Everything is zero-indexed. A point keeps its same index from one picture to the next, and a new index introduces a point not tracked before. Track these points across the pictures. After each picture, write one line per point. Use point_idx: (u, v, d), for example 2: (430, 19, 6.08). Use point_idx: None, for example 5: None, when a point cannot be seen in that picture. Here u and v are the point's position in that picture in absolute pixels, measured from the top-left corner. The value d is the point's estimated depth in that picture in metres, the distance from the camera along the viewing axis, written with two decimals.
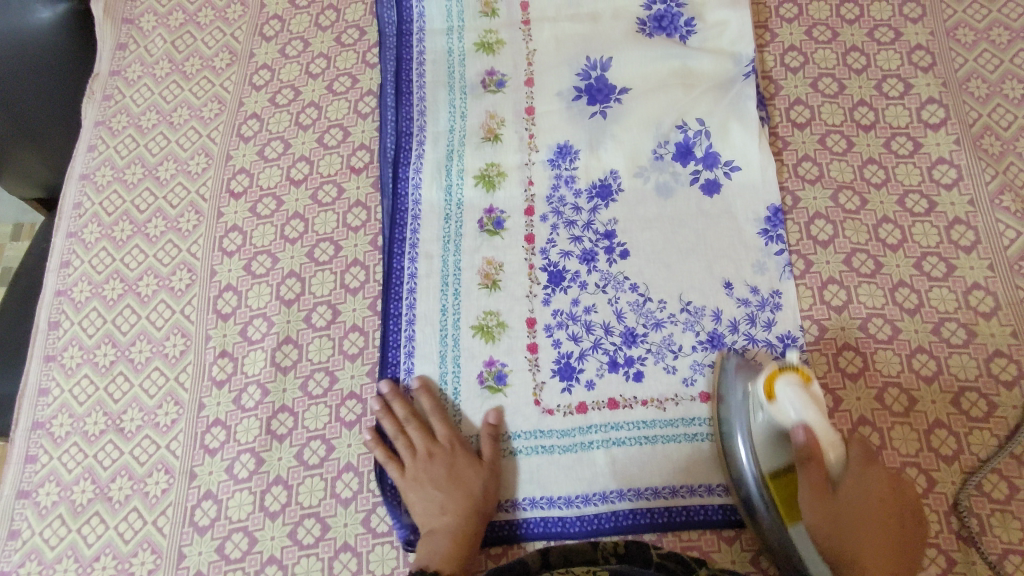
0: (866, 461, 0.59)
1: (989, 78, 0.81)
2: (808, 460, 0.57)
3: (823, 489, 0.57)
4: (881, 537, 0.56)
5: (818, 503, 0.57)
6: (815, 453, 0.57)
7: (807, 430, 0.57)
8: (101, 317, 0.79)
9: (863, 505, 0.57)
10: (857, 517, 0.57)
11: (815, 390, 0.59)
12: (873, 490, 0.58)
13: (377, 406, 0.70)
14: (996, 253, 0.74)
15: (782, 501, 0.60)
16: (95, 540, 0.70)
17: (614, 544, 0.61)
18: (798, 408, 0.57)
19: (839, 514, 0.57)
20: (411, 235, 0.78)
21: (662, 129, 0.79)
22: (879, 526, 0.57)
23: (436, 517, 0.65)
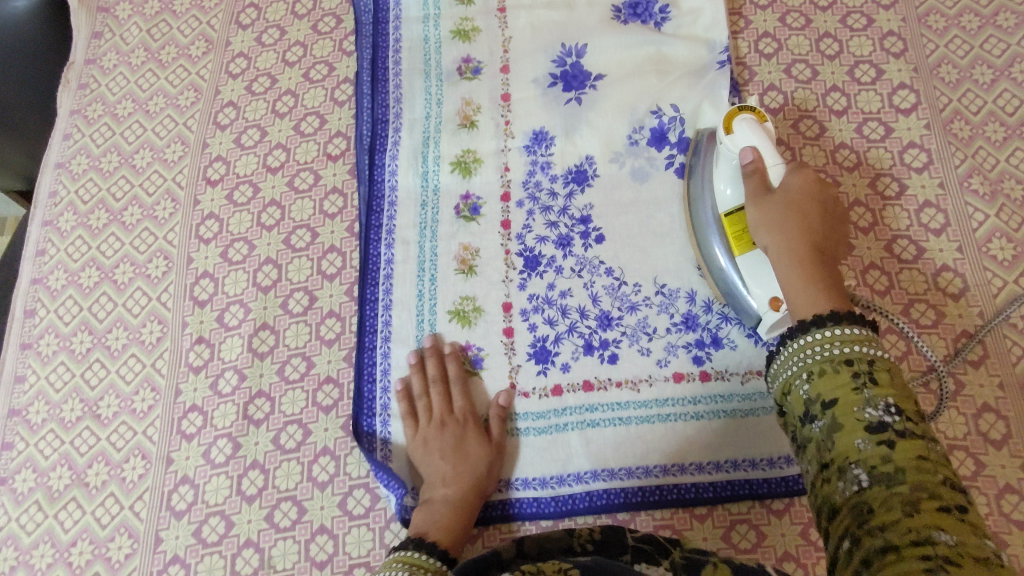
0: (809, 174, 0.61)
1: (959, 64, 0.82)
2: (750, 171, 0.62)
3: (761, 196, 0.61)
4: (805, 232, 0.58)
5: (759, 210, 0.60)
6: (757, 167, 0.62)
7: (754, 153, 0.62)
8: (77, 305, 0.79)
9: (799, 207, 0.59)
10: (795, 219, 0.58)
11: (768, 127, 0.64)
12: (814, 198, 0.59)
13: (411, 361, 0.72)
14: (965, 235, 0.75)
15: (732, 233, 0.66)
16: (71, 526, 0.70)
17: (589, 531, 0.61)
18: (747, 135, 0.63)
19: (775, 207, 0.59)
20: (388, 221, 0.78)
21: (637, 115, 0.80)
22: (807, 224, 0.58)
23: (438, 486, 0.66)
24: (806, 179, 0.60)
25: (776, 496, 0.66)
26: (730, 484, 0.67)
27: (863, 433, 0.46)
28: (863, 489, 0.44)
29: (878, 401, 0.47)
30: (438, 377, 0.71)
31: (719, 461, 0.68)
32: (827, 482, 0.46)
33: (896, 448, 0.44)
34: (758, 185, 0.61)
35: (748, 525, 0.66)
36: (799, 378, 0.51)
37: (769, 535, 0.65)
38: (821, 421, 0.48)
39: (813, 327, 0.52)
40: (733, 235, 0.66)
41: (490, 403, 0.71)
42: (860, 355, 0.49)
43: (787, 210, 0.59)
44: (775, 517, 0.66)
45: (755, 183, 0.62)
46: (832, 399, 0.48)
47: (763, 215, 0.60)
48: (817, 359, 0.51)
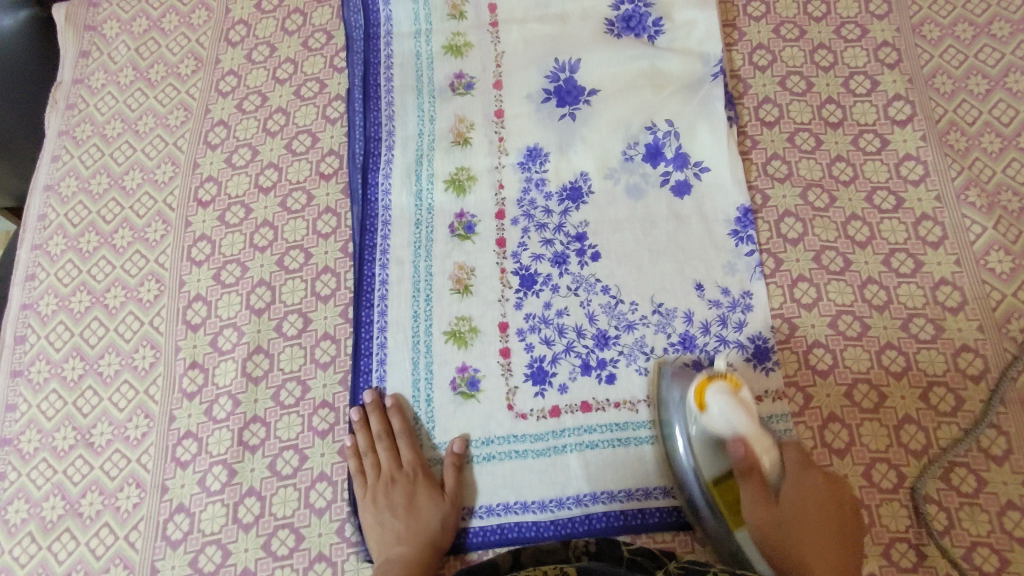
0: (800, 465, 0.61)
1: (953, 74, 0.82)
2: (745, 471, 0.59)
3: (764, 503, 0.59)
4: (824, 538, 0.58)
5: (766, 516, 0.59)
6: (751, 463, 0.59)
7: (742, 443, 0.59)
8: (68, 330, 0.78)
9: (802, 505, 0.60)
10: (807, 529, 0.59)
11: (744, 397, 0.61)
12: (811, 496, 0.60)
13: (355, 417, 0.70)
14: (963, 248, 0.74)
15: (728, 510, 0.62)
16: (66, 557, 0.69)
17: (585, 543, 0.63)
18: (728, 421, 0.60)
19: (779, 526, 0.59)
20: (382, 241, 0.77)
21: (632, 131, 0.79)
22: (826, 525, 0.59)
23: (391, 546, 0.65)
24: (800, 476, 0.61)
25: None
26: None
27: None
28: None
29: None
30: (384, 433, 0.69)
31: None
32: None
33: None
34: (756, 486, 0.59)
35: None
36: None
37: None
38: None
39: None
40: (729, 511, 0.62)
41: (444, 454, 0.70)
42: None
43: (795, 520, 0.59)
44: None
45: (753, 483, 0.59)
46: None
47: (771, 525, 0.58)
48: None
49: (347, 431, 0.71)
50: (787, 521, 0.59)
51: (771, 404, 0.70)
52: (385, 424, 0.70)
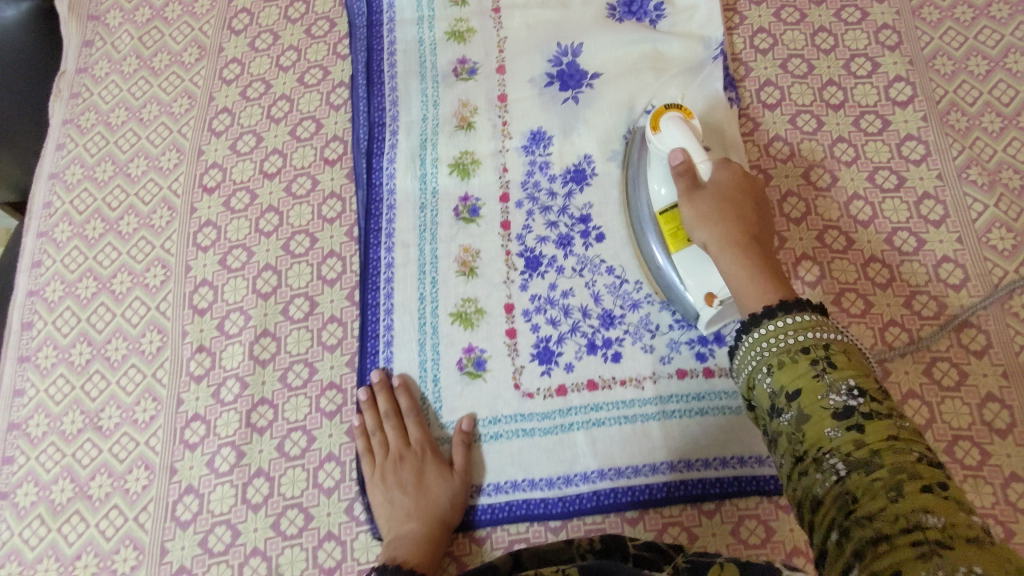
0: (733, 168, 0.62)
1: (954, 55, 0.82)
2: (681, 174, 0.60)
3: (693, 194, 0.60)
4: (739, 220, 0.59)
5: (696, 207, 0.60)
6: (689, 168, 0.60)
7: (685, 155, 0.61)
8: (75, 316, 0.79)
9: (729, 204, 0.59)
10: (734, 209, 0.59)
11: (695, 125, 0.63)
12: (737, 190, 0.60)
13: (362, 396, 0.71)
14: (965, 226, 0.75)
15: (669, 229, 0.65)
16: (75, 539, 0.69)
17: (590, 542, 0.62)
18: (678, 139, 0.61)
19: (708, 208, 0.59)
20: (387, 225, 0.78)
21: (634, 114, 0.80)
22: (742, 212, 0.59)
23: (402, 522, 0.65)
24: (729, 174, 0.61)
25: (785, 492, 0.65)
26: (737, 480, 0.66)
27: (832, 422, 0.45)
28: (852, 494, 0.42)
29: (840, 388, 0.46)
30: (392, 411, 0.70)
31: (726, 457, 0.67)
32: (806, 470, 0.46)
33: (866, 439, 0.44)
34: (690, 185, 0.60)
35: (757, 521, 0.65)
36: (759, 373, 0.51)
37: (778, 530, 0.65)
38: (790, 416, 0.48)
39: (763, 318, 0.52)
40: (670, 234, 0.65)
41: (451, 433, 0.71)
42: (809, 339, 0.49)
43: (717, 209, 0.59)
44: (784, 511, 0.65)
45: (686, 182, 0.60)
46: (795, 390, 0.48)
47: (696, 212, 0.59)
48: (787, 347, 0.50)
49: (355, 411, 0.71)
50: (710, 209, 0.59)
51: None
52: (392, 403, 0.71)
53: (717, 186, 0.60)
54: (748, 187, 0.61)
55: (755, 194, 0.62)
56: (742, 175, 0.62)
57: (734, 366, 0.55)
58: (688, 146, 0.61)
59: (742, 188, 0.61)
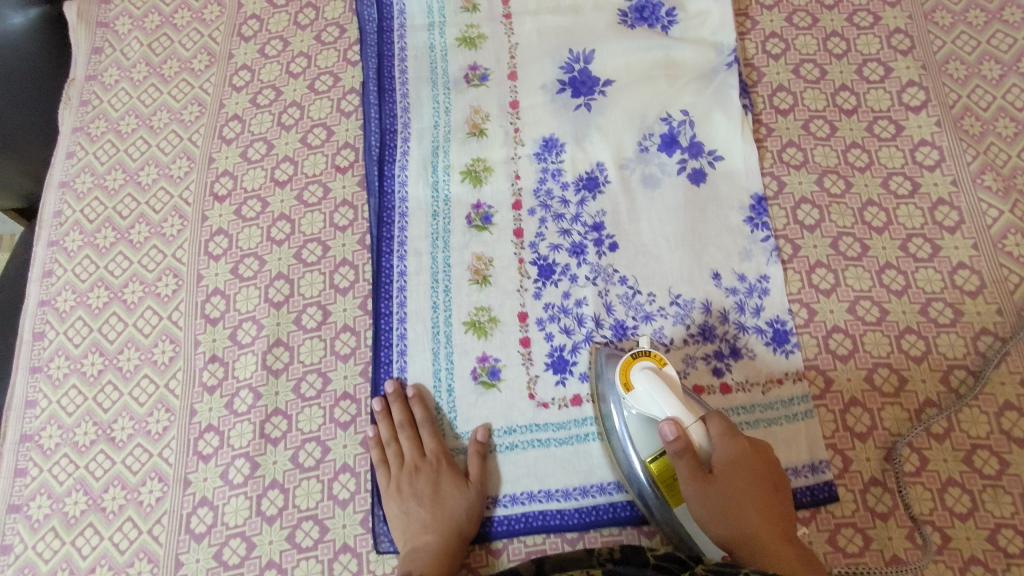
0: (733, 434, 0.59)
1: (967, 59, 0.82)
2: (679, 450, 0.58)
3: (701, 480, 0.58)
4: (757, 497, 0.58)
5: (704, 496, 0.58)
6: (684, 441, 0.58)
7: (675, 424, 0.58)
8: (87, 326, 0.78)
9: (742, 480, 0.58)
10: (739, 505, 0.58)
11: (669, 371, 0.62)
12: (747, 464, 0.58)
13: (377, 407, 0.70)
14: (980, 233, 0.74)
15: (664, 483, 0.62)
16: (89, 552, 0.69)
17: (608, 551, 0.61)
18: (660, 399, 0.59)
19: (716, 502, 0.58)
20: (400, 232, 0.77)
21: (647, 122, 0.79)
22: (761, 500, 0.58)
23: (418, 535, 0.65)
24: (733, 444, 0.58)
25: (802, 505, 0.66)
26: None
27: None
28: None
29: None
30: (406, 422, 0.70)
31: None
32: None
33: None
34: (694, 465, 0.58)
35: None
36: None
37: None
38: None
39: None
40: (667, 488, 0.62)
41: (467, 443, 0.70)
42: None
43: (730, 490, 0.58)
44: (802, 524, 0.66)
45: (687, 463, 0.58)
46: None
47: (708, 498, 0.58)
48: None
49: (370, 422, 0.71)
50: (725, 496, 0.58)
51: (792, 386, 0.70)
52: (407, 414, 0.71)
53: (724, 468, 0.58)
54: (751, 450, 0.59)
55: (757, 454, 0.59)
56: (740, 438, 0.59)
57: None
58: (673, 410, 0.59)
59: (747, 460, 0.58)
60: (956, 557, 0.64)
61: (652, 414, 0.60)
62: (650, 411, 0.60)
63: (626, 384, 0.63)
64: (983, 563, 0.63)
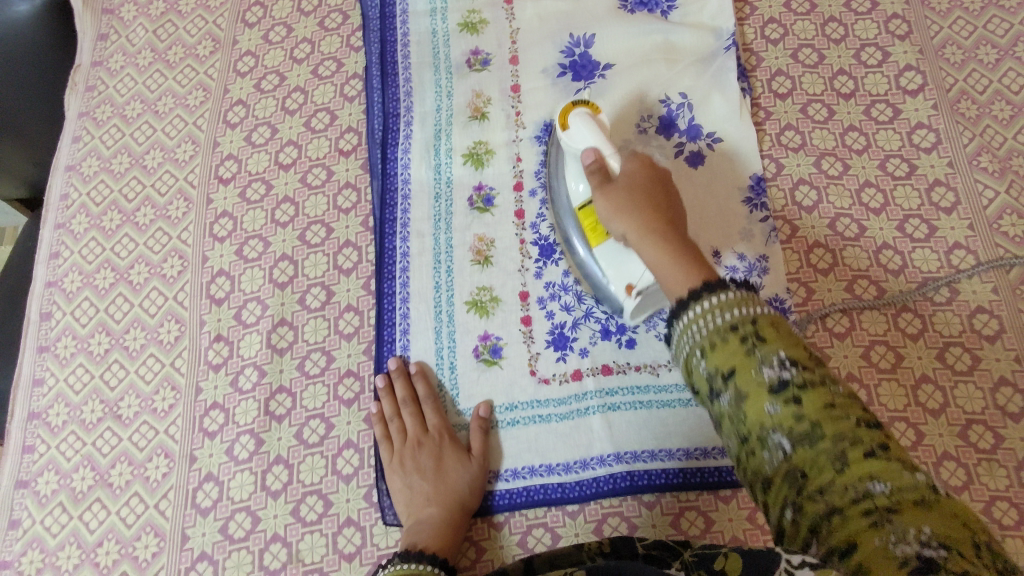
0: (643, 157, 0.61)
1: (964, 44, 0.83)
2: (592, 168, 0.60)
3: (606, 187, 0.59)
4: (652, 210, 0.57)
5: (608, 201, 0.58)
6: (598, 163, 0.60)
7: (596, 153, 0.60)
8: (94, 306, 0.79)
9: (642, 189, 0.58)
10: (635, 206, 0.57)
11: (603, 120, 0.64)
12: (647, 179, 0.59)
13: (380, 383, 0.71)
14: (976, 213, 0.75)
15: (588, 227, 0.65)
16: (97, 526, 0.70)
17: (597, 544, 0.60)
18: (588, 136, 0.62)
19: (620, 200, 0.57)
20: (403, 215, 0.78)
21: (647, 104, 0.80)
22: (652, 208, 0.57)
23: (421, 507, 0.66)
24: (641, 162, 0.60)
25: None
26: None
27: (770, 396, 0.40)
28: (790, 460, 0.38)
29: (772, 360, 0.41)
30: (409, 398, 0.70)
31: None
32: (752, 456, 0.41)
33: (805, 404, 0.39)
34: (602, 178, 0.60)
35: None
36: (695, 355, 0.45)
37: None
38: (728, 395, 0.42)
39: (694, 297, 0.47)
40: (590, 228, 0.65)
41: (469, 419, 0.71)
42: (748, 315, 0.44)
43: (636, 202, 0.57)
44: None
45: (596, 178, 0.60)
46: (729, 368, 0.42)
47: (612, 203, 0.58)
48: (713, 326, 0.45)
49: (373, 398, 0.72)
50: (628, 202, 0.57)
51: None
52: (410, 389, 0.71)
53: (628, 179, 0.59)
54: (654, 175, 0.60)
55: (662, 178, 0.60)
56: (650, 168, 0.60)
57: (673, 340, 0.48)
58: (597, 144, 0.61)
59: (647, 177, 0.59)
60: None
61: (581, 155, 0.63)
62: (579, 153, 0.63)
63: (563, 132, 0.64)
64: None
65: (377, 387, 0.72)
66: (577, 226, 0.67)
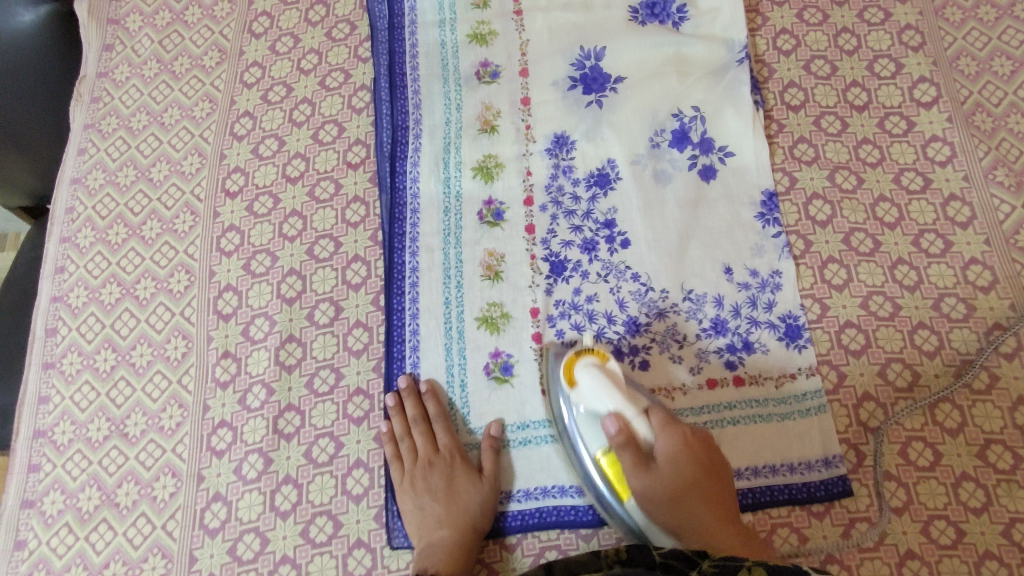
0: (676, 426, 0.60)
1: (978, 55, 0.82)
2: (624, 445, 0.58)
3: (645, 475, 0.58)
4: (702, 498, 0.58)
5: (652, 490, 0.58)
6: (632, 439, 0.59)
7: (621, 421, 0.59)
8: (99, 322, 0.78)
9: (687, 472, 0.58)
10: (687, 492, 0.58)
11: (612, 367, 0.63)
12: (690, 454, 0.59)
13: (390, 402, 0.71)
14: (992, 228, 0.74)
15: (617, 479, 0.61)
16: (103, 547, 0.69)
17: (615, 552, 0.59)
18: (604, 399, 0.61)
19: (661, 497, 0.58)
20: (412, 229, 0.77)
21: (658, 118, 0.79)
22: (708, 499, 0.58)
23: (432, 530, 0.65)
24: (675, 436, 0.59)
25: (816, 500, 0.66)
26: (769, 489, 0.67)
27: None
28: None
29: None
30: (419, 417, 0.70)
31: (756, 466, 0.68)
32: None
33: None
34: (639, 462, 0.58)
35: (790, 529, 0.66)
36: None
37: (811, 537, 0.66)
38: None
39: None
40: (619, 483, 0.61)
41: (480, 437, 0.70)
42: None
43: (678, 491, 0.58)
44: (816, 518, 0.66)
45: (631, 456, 0.58)
46: None
47: (658, 497, 0.58)
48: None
49: (384, 417, 0.71)
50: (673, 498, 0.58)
51: (806, 380, 0.70)
52: (420, 409, 0.71)
53: (670, 460, 0.58)
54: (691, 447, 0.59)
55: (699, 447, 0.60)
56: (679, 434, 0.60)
57: None
58: (617, 408, 0.60)
59: (687, 458, 0.59)
60: (971, 551, 0.64)
61: (602, 413, 0.61)
62: (596, 411, 0.61)
63: (571, 385, 0.64)
64: (998, 557, 0.63)
65: (387, 406, 0.71)
66: (601, 473, 0.63)
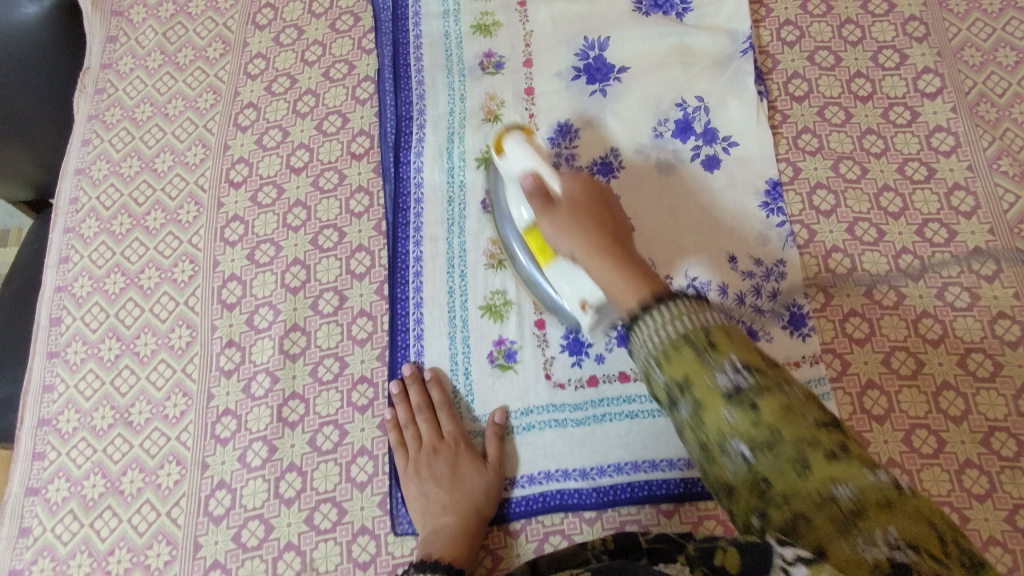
0: (585, 179, 0.61)
1: (982, 46, 0.82)
2: (532, 187, 0.58)
3: (547, 209, 0.58)
4: (603, 230, 0.57)
5: (555, 222, 0.57)
6: (540, 185, 0.58)
7: (534, 171, 0.59)
8: (104, 311, 0.78)
9: (587, 211, 0.57)
10: (589, 221, 0.57)
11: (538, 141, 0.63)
12: (595, 199, 0.59)
13: (395, 390, 0.71)
14: (996, 217, 0.74)
15: (539, 249, 0.65)
16: (108, 534, 0.69)
17: (603, 542, 0.59)
18: (523, 158, 0.61)
19: (564, 222, 0.56)
20: (415, 218, 0.77)
21: (662, 107, 0.80)
22: (609, 232, 0.57)
23: (436, 516, 0.65)
24: (582, 183, 0.60)
25: None
26: None
27: (726, 404, 0.41)
28: (753, 474, 0.40)
29: (729, 366, 0.41)
30: (424, 404, 0.70)
31: None
32: (714, 464, 0.42)
33: (762, 414, 0.40)
34: (543, 200, 0.57)
35: None
36: (649, 365, 0.45)
37: None
38: (688, 408, 0.42)
39: (648, 307, 0.46)
40: (539, 250, 0.65)
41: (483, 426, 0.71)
42: (700, 324, 0.43)
43: (576, 218, 0.57)
44: None
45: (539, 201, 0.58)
46: (683, 380, 0.42)
47: (555, 224, 0.57)
48: (670, 336, 0.44)
49: (388, 404, 0.71)
50: (569, 223, 0.56)
51: (809, 368, 0.70)
52: (425, 396, 0.71)
53: (572, 198, 0.58)
54: (596, 195, 0.59)
55: (605, 197, 0.60)
56: (588, 183, 0.60)
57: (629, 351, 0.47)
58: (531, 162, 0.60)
59: (591, 200, 0.59)
60: (974, 538, 0.64)
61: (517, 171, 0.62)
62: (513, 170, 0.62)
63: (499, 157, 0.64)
64: (1002, 544, 0.63)
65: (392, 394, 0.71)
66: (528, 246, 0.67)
